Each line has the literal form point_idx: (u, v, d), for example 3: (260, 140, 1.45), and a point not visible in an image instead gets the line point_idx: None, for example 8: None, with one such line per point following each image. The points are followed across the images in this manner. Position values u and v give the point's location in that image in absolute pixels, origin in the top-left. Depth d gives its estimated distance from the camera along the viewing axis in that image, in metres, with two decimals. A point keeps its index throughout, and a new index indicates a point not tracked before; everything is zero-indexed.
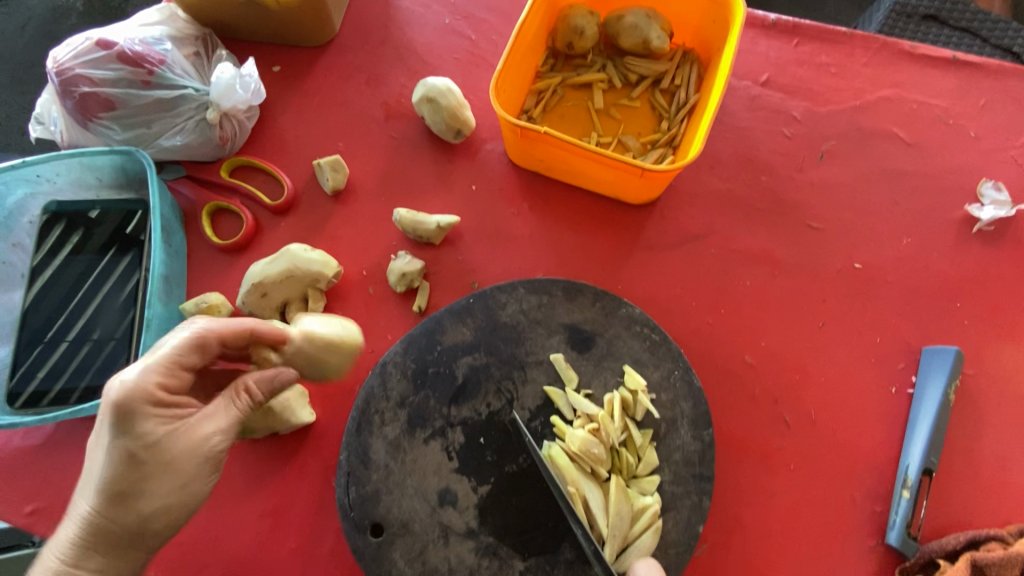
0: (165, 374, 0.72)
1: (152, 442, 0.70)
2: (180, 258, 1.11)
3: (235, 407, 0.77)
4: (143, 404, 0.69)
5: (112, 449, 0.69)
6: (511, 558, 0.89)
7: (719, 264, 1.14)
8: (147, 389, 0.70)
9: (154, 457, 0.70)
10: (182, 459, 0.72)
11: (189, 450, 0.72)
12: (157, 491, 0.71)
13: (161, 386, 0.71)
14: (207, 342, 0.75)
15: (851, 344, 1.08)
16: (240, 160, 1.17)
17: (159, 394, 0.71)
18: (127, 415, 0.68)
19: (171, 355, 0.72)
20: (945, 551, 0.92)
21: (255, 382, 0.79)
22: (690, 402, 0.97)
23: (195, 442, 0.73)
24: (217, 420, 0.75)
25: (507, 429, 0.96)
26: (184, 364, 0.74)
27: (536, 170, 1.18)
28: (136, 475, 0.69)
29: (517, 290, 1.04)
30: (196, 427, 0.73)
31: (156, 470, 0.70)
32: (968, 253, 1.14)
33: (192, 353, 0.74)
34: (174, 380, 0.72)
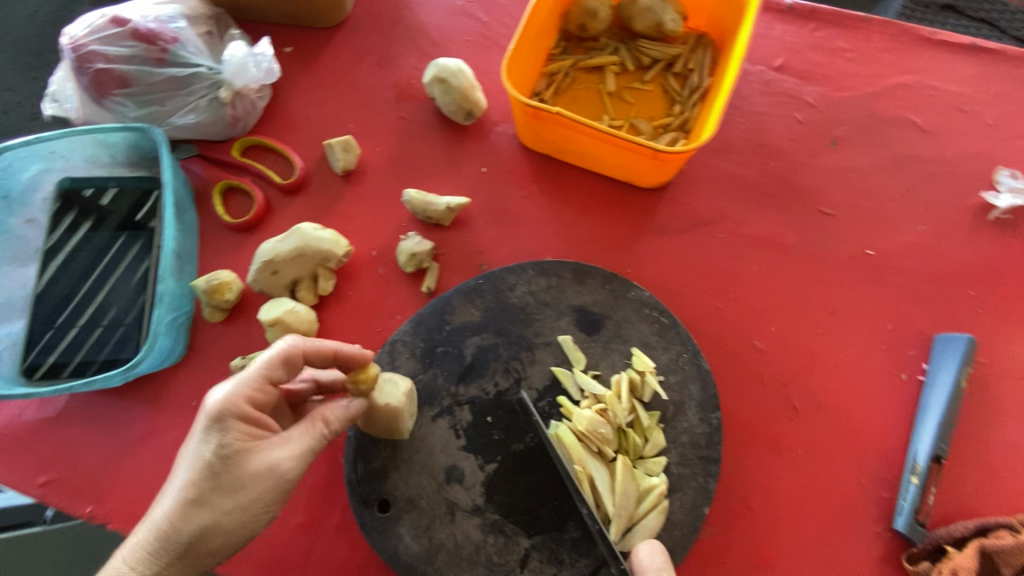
0: (254, 387, 0.75)
1: (232, 455, 0.72)
2: (192, 235, 1.11)
3: (312, 432, 0.77)
4: (230, 412, 0.73)
5: (199, 455, 0.72)
6: (517, 535, 0.90)
7: (730, 249, 1.13)
8: (236, 399, 0.73)
9: (230, 471, 0.72)
10: (254, 480, 0.72)
11: (262, 473, 0.73)
12: (225, 508, 0.71)
13: (248, 399, 0.75)
14: (296, 358, 0.79)
15: (861, 330, 1.07)
16: (251, 139, 1.17)
17: (245, 407, 0.74)
18: (218, 421, 0.72)
19: (265, 366, 0.77)
20: (953, 538, 0.92)
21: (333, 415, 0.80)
22: (698, 385, 0.97)
23: (269, 465, 0.73)
24: (292, 445, 0.75)
25: (514, 408, 0.97)
26: (273, 378, 0.77)
27: (547, 153, 1.17)
28: (214, 485, 0.71)
29: (526, 271, 1.04)
30: (270, 449, 0.74)
31: (230, 483, 0.71)
32: (983, 241, 1.12)
33: (281, 368, 0.78)
34: (261, 395, 0.76)
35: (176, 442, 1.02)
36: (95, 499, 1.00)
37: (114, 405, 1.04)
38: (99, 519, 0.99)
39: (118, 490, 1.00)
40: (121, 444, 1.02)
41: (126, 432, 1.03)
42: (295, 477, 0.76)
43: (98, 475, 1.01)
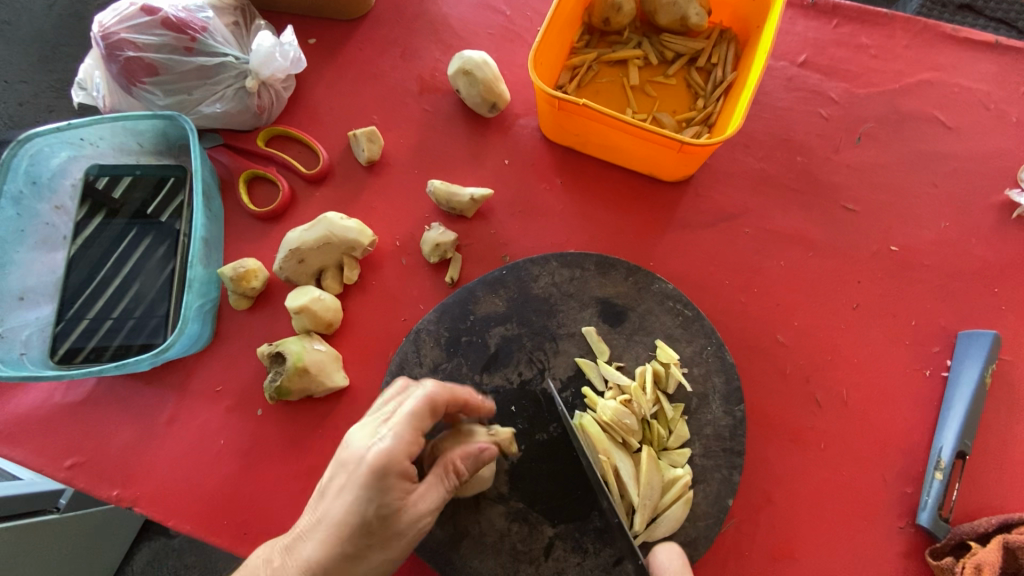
0: (411, 445, 0.72)
1: (390, 512, 0.71)
2: (218, 222, 1.12)
3: (448, 486, 0.77)
4: (391, 469, 0.70)
5: (351, 507, 0.70)
6: (541, 524, 0.90)
7: (753, 243, 1.13)
8: (397, 460, 0.70)
9: (386, 524, 0.72)
10: (404, 530, 0.73)
11: (409, 525, 0.73)
12: (377, 553, 0.73)
13: (408, 458, 0.71)
14: (440, 408, 0.76)
15: (884, 326, 1.07)
16: (276, 129, 1.18)
17: (404, 466, 0.71)
18: (379, 482, 0.70)
19: (417, 420, 0.73)
20: (977, 533, 0.92)
21: (462, 463, 0.77)
22: (722, 377, 0.97)
23: (416, 518, 0.74)
24: (435, 496, 0.75)
25: (538, 398, 0.97)
26: (423, 431, 0.74)
27: (570, 146, 1.17)
28: (370, 537, 0.71)
29: (550, 263, 1.04)
30: (418, 504, 0.73)
31: (385, 533, 0.72)
32: (1007, 239, 1.12)
33: (428, 418, 0.75)
34: (415, 451, 0.72)
35: (202, 427, 1.03)
36: (121, 482, 1.01)
37: (140, 390, 1.05)
38: (126, 502, 1.00)
39: (144, 475, 1.01)
40: (147, 429, 1.03)
41: (152, 417, 1.04)
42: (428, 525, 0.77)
43: (124, 459, 1.02)
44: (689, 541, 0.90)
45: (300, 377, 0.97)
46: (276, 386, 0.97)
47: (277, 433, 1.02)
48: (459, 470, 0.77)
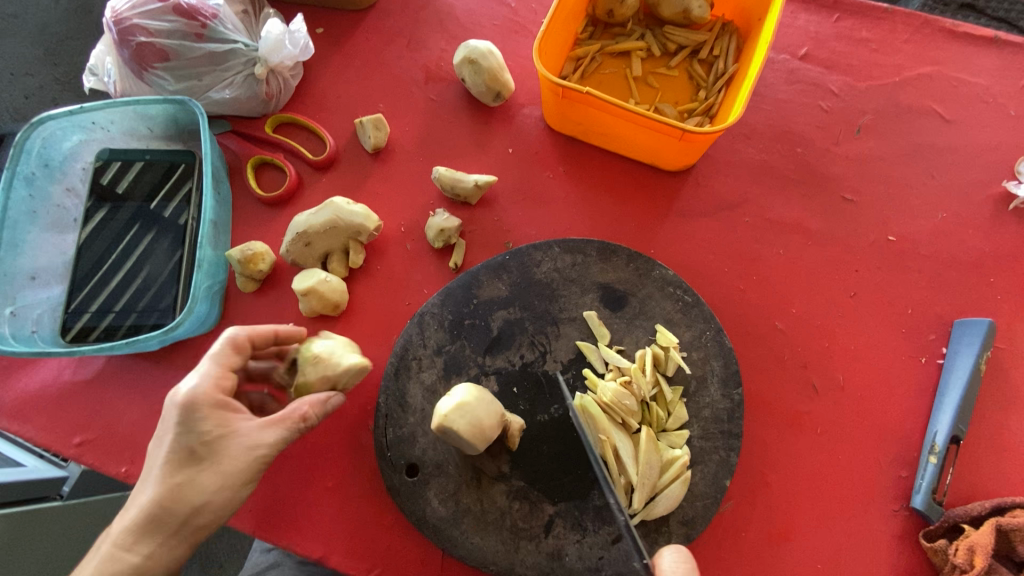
0: (219, 376, 0.79)
1: (204, 441, 0.75)
2: (226, 206, 1.14)
3: (298, 415, 0.81)
4: (199, 399, 0.76)
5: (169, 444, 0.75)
6: (542, 502, 0.92)
7: (752, 232, 1.15)
8: (201, 389, 0.77)
9: (210, 453, 0.76)
10: (232, 458, 0.76)
11: (239, 452, 0.77)
12: (206, 486, 0.75)
13: (217, 387, 0.78)
14: (244, 343, 0.83)
15: (881, 315, 1.09)
16: (280, 118, 1.19)
17: (217, 395, 0.77)
18: (185, 411, 0.75)
19: (219, 355, 0.81)
20: (970, 517, 0.93)
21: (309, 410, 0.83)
22: (720, 361, 0.99)
23: (250, 445, 0.77)
24: (272, 433, 0.79)
25: (539, 380, 0.99)
26: (230, 365, 0.82)
27: (574, 135, 1.19)
28: (191, 469, 0.75)
29: (552, 249, 1.06)
30: (246, 436, 0.77)
31: (205, 462, 0.75)
32: (1003, 229, 1.14)
33: (233, 354, 0.82)
34: (227, 381, 0.80)
35: None
36: (130, 459, 1.03)
37: (148, 370, 1.07)
38: (133, 478, 1.02)
39: None
40: (155, 408, 1.05)
41: (159, 397, 1.06)
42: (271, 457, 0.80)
43: (132, 436, 1.04)
44: (688, 520, 0.91)
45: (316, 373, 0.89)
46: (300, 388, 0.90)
47: None
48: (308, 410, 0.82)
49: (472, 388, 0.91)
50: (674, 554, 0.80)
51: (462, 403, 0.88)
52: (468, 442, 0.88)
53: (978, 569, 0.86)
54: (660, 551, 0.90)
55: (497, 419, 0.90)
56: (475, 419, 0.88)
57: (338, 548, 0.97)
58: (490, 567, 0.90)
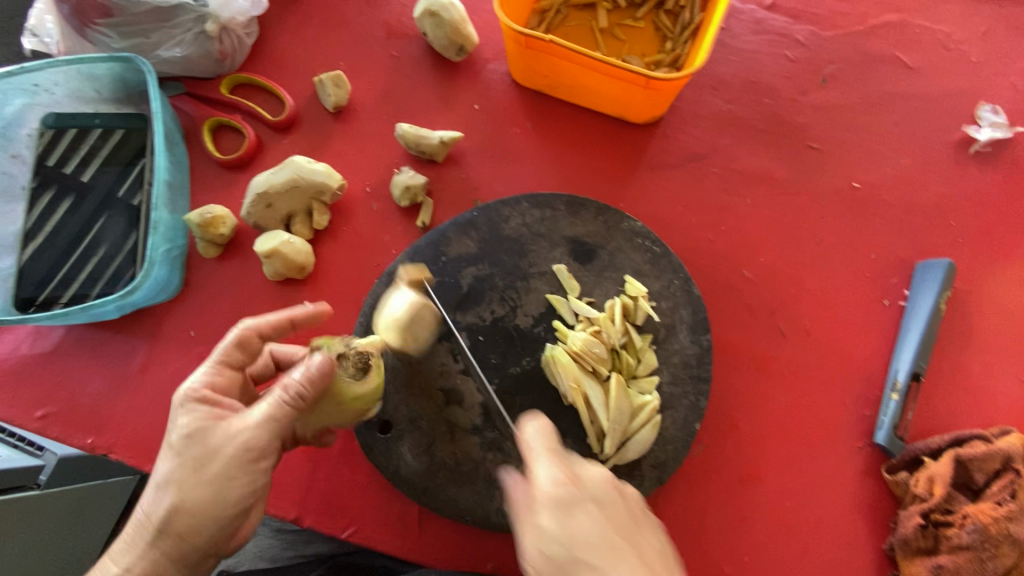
0: (210, 371, 0.78)
1: (186, 437, 0.72)
2: (183, 169, 1.10)
3: (287, 399, 0.74)
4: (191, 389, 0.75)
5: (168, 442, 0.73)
6: (516, 452, 0.93)
7: (720, 183, 1.15)
8: (191, 384, 0.75)
9: (187, 450, 0.72)
10: (212, 451, 0.72)
11: (221, 445, 0.72)
12: (192, 488, 0.71)
13: (206, 382, 0.77)
14: (245, 338, 0.81)
15: (846, 260, 1.11)
16: (241, 76, 1.15)
17: (203, 390, 0.75)
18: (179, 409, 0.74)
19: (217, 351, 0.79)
20: (930, 449, 0.96)
21: (296, 388, 0.75)
22: (689, 309, 0.99)
23: (233, 436, 0.73)
24: (253, 421, 0.74)
25: (511, 334, 0.99)
26: (228, 361, 0.79)
27: (541, 89, 1.17)
28: (175, 470, 0.71)
29: (520, 204, 1.05)
30: (231, 425, 0.73)
31: (187, 464, 0.71)
32: (963, 173, 1.15)
33: (234, 352, 0.80)
34: (219, 377, 0.78)
35: (176, 374, 1.03)
36: (96, 430, 1.01)
37: (110, 340, 1.05)
38: (101, 449, 1.00)
39: (119, 423, 1.01)
40: (119, 378, 1.03)
41: (124, 367, 1.03)
42: (262, 445, 0.74)
43: (98, 408, 1.02)
44: (659, 464, 0.93)
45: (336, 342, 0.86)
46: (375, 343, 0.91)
47: None
48: (298, 386, 0.75)
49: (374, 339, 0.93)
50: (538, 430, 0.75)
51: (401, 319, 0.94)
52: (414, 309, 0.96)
53: (938, 497, 0.90)
54: None
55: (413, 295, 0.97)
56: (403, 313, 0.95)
57: (314, 506, 0.97)
58: (466, 517, 0.90)
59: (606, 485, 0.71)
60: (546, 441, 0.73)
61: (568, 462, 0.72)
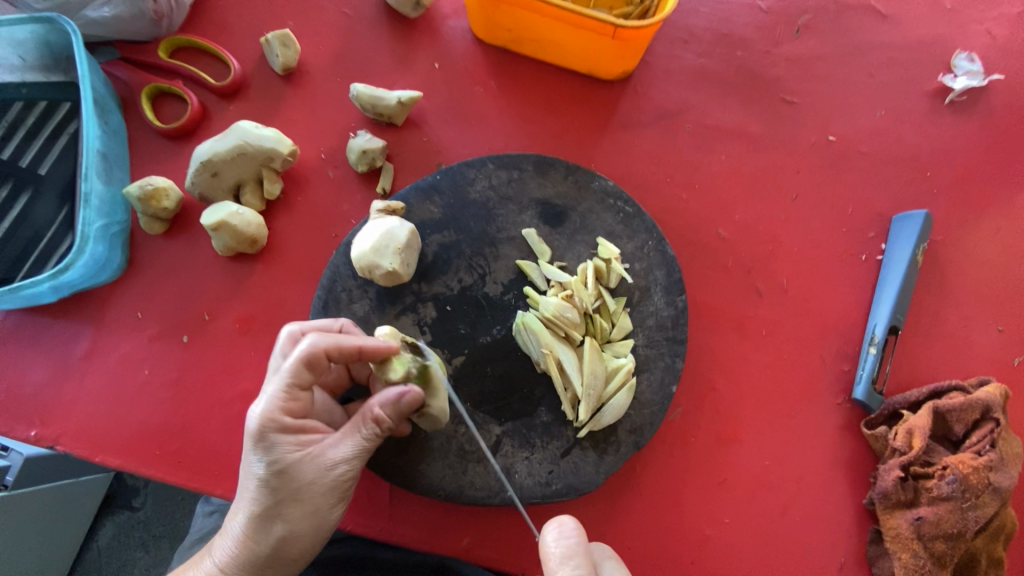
0: (286, 398, 0.68)
1: (278, 475, 0.67)
2: (119, 140, 1.02)
3: (379, 425, 0.71)
4: (270, 424, 0.66)
5: (252, 476, 0.68)
6: (488, 423, 0.89)
7: (694, 139, 1.10)
8: (270, 416, 0.66)
9: (284, 485, 0.68)
10: (309, 485, 0.69)
11: (318, 479, 0.69)
12: (294, 518, 0.69)
13: (286, 412, 0.67)
14: (318, 358, 0.68)
15: (823, 215, 1.08)
16: (178, 38, 1.06)
17: (285, 420, 0.67)
18: (261, 440, 0.67)
19: (287, 373, 0.67)
20: (908, 402, 0.95)
21: (385, 414, 0.71)
22: (664, 270, 0.96)
23: (327, 469, 0.69)
24: (348, 449, 0.70)
25: (480, 303, 0.94)
26: (302, 385, 0.69)
27: (504, 45, 1.11)
28: (273, 504, 0.68)
29: (486, 166, 0.99)
30: (325, 456, 0.69)
31: (285, 498, 0.68)
32: (939, 123, 1.13)
33: (305, 372, 0.68)
34: (297, 404, 0.68)
35: (124, 358, 0.97)
36: (40, 422, 0.94)
37: (50, 324, 0.97)
38: (46, 441, 0.94)
39: (65, 413, 0.95)
40: (62, 365, 0.96)
41: (67, 353, 0.96)
42: (356, 473, 0.72)
43: (41, 398, 0.95)
44: (636, 428, 0.90)
45: (395, 361, 0.75)
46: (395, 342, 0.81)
47: (205, 360, 0.96)
48: (388, 415, 0.70)
49: (397, 269, 0.87)
50: (558, 530, 0.67)
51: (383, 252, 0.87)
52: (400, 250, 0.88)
53: (917, 450, 0.89)
54: (610, 460, 0.89)
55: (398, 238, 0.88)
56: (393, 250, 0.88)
57: None
58: (439, 492, 0.87)
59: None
60: (566, 570, 0.64)
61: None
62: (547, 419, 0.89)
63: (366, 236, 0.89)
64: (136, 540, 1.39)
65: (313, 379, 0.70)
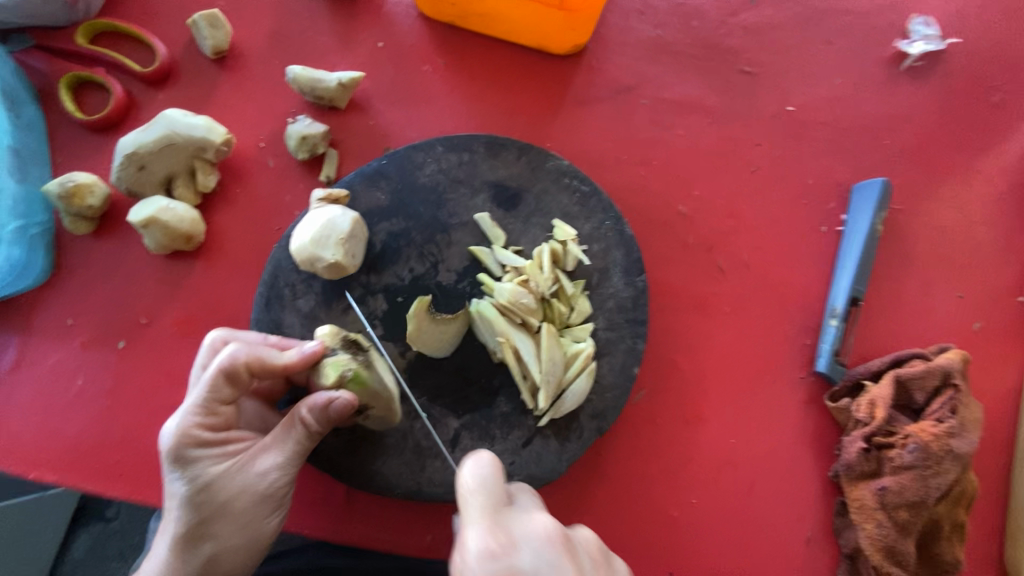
0: (204, 412, 0.66)
1: (201, 493, 0.65)
2: (36, 134, 0.95)
3: (309, 433, 0.69)
4: (187, 441, 0.65)
5: (174, 496, 0.66)
6: (445, 417, 0.85)
7: (651, 114, 1.07)
8: (186, 431, 0.65)
9: (208, 503, 0.66)
10: (236, 500, 0.67)
11: (248, 491, 0.67)
12: (223, 536, 0.67)
13: (204, 426, 0.66)
14: (238, 370, 0.67)
15: (783, 187, 1.06)
16: (99, 23, 0.98)
17: (205, 435, 0.66)
18: (179, 458, 0.65)
19: (205, 386, 0.66)
20: (871, 373, 0.95)
21: (315, 421, 0.69)
22: (622, 250, 0.93)
23: (256, 483, 0.68)
24: (278, 459, 0.69)
25: (433, 293, 0.90)
26: (223, 397, 0.67)
27: (451, 21, 1.05)
28: (197, 524, 0.66)
29: (434, 148, 0.95)
30: (253, 468, 0.68)
31: (210, 517, 0.66)
32: (897, 90, 1.11)
33: (225, 384, 0.67)
34: (217, 417, 0.67)
35: (56, 367, 0.91)
36: None
37: None
38: None
39: None
40: None
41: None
42: (289, 483, 0.71)
43: None
44: (598, 413, 0.88)
45: (329, 365, 0.73)
46: (331, 343, 0.76)
47: (144, 365, 0.91)
48: (317, 421, 0.69)
49: (341, 260, 0.82)
50: (478, 465, 0.62)
51: (325, 245, 0.82)
52: (344, 241, 0.83)
53: (879, 420, 0.88)
54: (572, 448, 0.87)
55: (341, 227, 0.83)
56: (336, 242, 0.82)
57: None
58: (396, 491, 0.84)
59: (540, 547, 0.56)
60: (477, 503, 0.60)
61: (504, 524, 0.58)
62: (507, 409, 0.86)
63: (306, 228, 0.83)
64: (113, 550, 1.30)
65: (234, 391, 0.69)
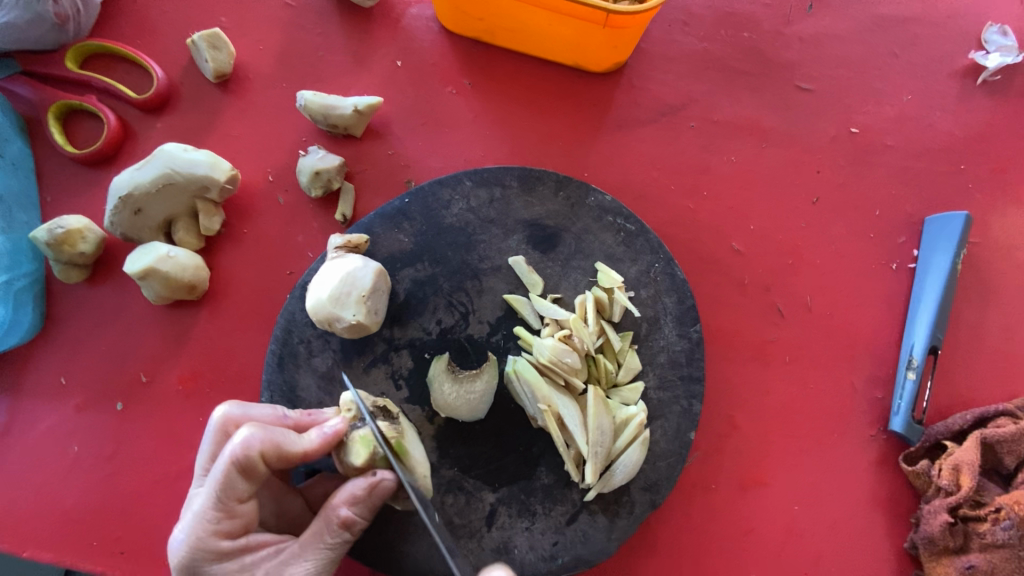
0: (218, 517, 0.58)
1: None
2: (22, 172, 0.86)
3: (342, 533, 0.60)
4: (202, 554, 0.57)
5: None
6: (480, 490, 0.77)
7: (699, 138, 0.96)
8: (200, 542, 0.57)
9: None
10: None
11: None
12: None
13: (221, 534, 0.58)
14: (253, 464, 0.58)
15: (847, 219, 0.95)
16: (89, 45, 0.88)
17: (221, 545, 0.58)
18: (194, 572, 0.57)
19: (219, 487, 0.57)
20: (952, 432, 0.84)
21: (349, 517, 0.60)
22: (674, 297, 0.83)
23: None
24: (307, 567, 0.59)
25: (464, 348, 0.81)
26: (239, 497, 0.58)
27: (477, 36, 0.95)
28: None
29: (462, 183, 0.85)
30: None
31: None
32: (971, 107, 1.00)
33: (239, 482, 0.58)
34: (233, 522, 0.58)
35: (48, 433, 0.82)
36: None
37: None
38: None
39: None
40: None
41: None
42: None
43: None
44: (650, 485, 0.78)
45: (356, 441, 0.64)
46: (358, 413, 0.66)
47: (145, 428, 0.82)
48: (352, 517, 0.60)
49: (363, 320, 0.73)
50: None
51: (345, 303, 0.73)
52: (366, 296, 0.74)
53: (967, 490, 0.79)
54: (622, 524, 0.77)
55: (359, 280, 0.74)
56: (358, 298, 0.73)
57: None
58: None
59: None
60: None
61: None
62: (548, 482, 0.77)
63: (321, 283, 0.74)
64: None
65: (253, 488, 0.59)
